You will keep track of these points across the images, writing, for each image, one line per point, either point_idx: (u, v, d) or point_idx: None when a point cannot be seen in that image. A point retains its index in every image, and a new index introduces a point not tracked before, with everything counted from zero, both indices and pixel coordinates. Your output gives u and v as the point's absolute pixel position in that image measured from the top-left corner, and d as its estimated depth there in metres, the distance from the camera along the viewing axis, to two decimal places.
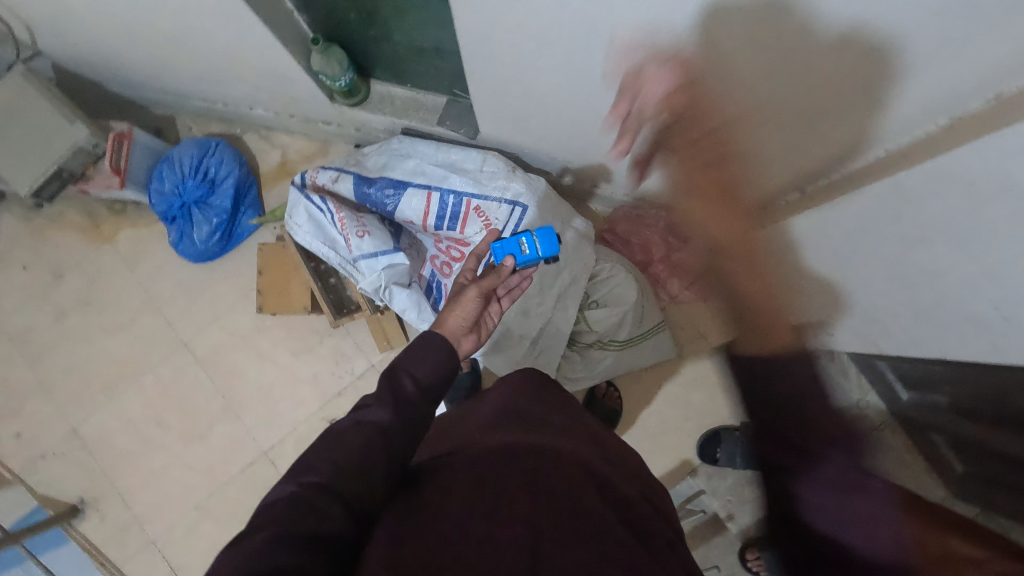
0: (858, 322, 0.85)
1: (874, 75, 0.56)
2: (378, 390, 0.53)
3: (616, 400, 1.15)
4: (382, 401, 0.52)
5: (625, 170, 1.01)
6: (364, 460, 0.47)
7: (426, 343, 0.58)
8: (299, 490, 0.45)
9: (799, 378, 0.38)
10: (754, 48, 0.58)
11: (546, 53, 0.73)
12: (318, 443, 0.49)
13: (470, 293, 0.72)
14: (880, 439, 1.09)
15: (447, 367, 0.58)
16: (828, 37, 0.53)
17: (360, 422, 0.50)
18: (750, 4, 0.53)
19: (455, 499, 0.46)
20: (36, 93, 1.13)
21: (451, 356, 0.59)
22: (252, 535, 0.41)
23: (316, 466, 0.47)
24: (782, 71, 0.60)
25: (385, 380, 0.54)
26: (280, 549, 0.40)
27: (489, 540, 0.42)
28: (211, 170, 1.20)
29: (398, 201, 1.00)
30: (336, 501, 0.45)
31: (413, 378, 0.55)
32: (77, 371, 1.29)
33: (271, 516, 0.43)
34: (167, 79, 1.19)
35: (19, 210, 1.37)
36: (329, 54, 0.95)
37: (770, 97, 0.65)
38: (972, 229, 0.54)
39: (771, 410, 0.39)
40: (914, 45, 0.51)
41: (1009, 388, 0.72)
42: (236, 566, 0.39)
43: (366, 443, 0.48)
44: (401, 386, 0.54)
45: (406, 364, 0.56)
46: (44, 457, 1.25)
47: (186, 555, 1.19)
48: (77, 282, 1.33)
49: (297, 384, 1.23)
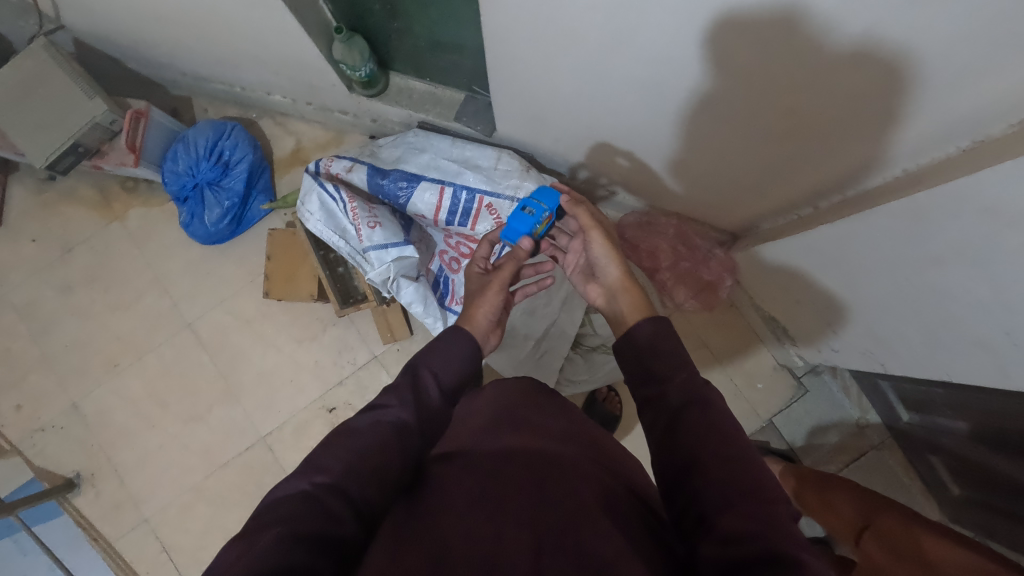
0: (861, 340, 0.86)
1: (894, 86, 0.54)
2: (401, 388, 0.58)
3: (616, 405, 1.14)
4: (403, 402, 0.57)
5: (639, 176, 1.02)
6: (378, 460, 0.51)
7: (450, 347, 0.64)
8: (311, 490, 0.47)
9: (666, 347, 0.56)
10: (773, 56, 0.58)
11: (570, 56, 0.73)
12: (330, 439, 0.52)
13: (495, 289, 0.75)
14: (879, 459, 1.09)
15: (466, 370, 0.64)
16: (842, 48, 0.53)
17: (379, 421, 0.54)
18: (768, 17, 0.53)
19: (458, 502, 0.47)
20: (57, 66, 1.13)
21: (473, 360, 0.65)
22: (262, 533, 0.43)
23: (328, 466, 0.49)
24: (796, 83, 0.60)
25: (408, 376, 0.60)
26: (287, 548, 0.42)
27: (494, 536, 0.43)
28: (225, 153, 1.20)
29: (411, 193, 1.00)
30: (345, 503, 0.47)
31: (435, 379, 0.61)
32: (81, 346, 1.29)
33: (281, 513, 0.45)
34: (186, 60, 1.20)
35: (32, 182, 1.37)
36: (351, 44, 0.95)
37: (785, 108, 0.65)
38: (988, 252, 0.54)
39: (647, 373, 0.55)
40: (932, 60, 0.49)
41: (1012, 416, 0.72)
42: (245, 562, 0.41)
43: (383, 449, 0.52)
44: (424, 385, 0.59)
45: (429, 362, 0.62)
46: (43, 430, 1.26)
47: (179, 535, 1.20)
48: (85, 257, 1.33)
49: (298, 371, 1.24)
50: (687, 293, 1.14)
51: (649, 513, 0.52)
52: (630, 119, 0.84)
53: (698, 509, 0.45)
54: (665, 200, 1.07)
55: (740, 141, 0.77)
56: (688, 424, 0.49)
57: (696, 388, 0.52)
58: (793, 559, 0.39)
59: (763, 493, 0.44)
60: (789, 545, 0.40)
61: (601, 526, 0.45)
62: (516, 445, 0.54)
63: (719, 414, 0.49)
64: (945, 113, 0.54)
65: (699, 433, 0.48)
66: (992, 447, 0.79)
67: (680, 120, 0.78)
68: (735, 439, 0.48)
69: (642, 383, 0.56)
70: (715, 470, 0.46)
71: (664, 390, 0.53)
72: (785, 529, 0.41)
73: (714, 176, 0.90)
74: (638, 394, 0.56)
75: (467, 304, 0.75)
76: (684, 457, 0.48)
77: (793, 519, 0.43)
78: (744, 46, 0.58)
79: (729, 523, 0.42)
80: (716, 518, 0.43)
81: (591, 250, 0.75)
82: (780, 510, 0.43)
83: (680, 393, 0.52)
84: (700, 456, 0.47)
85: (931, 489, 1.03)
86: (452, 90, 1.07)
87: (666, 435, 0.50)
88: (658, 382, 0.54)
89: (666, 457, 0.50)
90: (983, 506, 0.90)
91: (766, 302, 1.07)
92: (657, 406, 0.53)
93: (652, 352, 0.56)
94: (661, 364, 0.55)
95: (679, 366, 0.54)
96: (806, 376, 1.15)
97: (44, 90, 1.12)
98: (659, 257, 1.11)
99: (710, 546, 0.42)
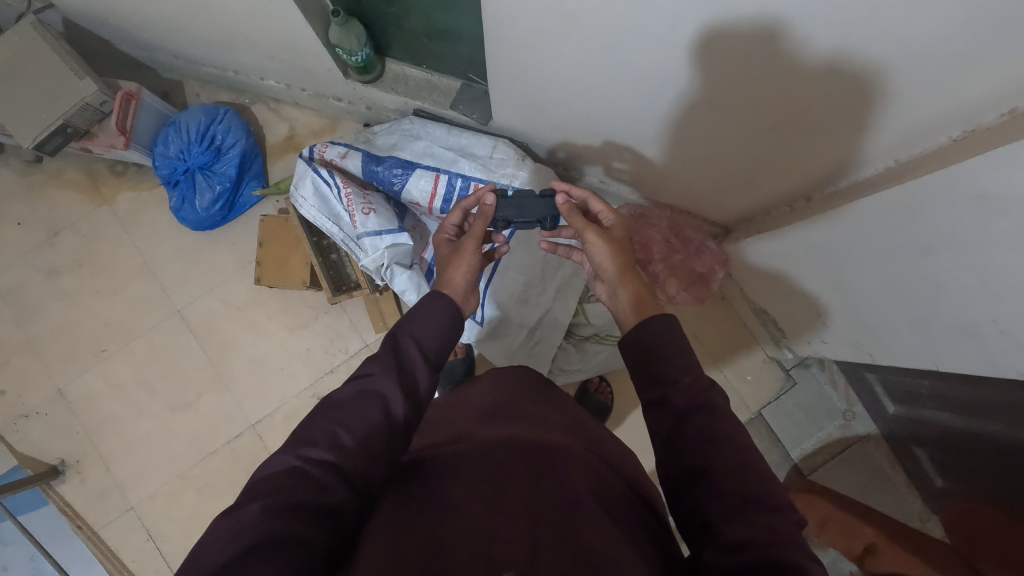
0: (849, 331, 0.87)
1: (879, 75, 0.55)
2: (381, 355, 0.56)
3: (608, 395, 1.15)
4: (385, 368, 0.55)
5: (634, 166, 1.02)
6: (363, 431, 0.50)
7: (431, 311, 0.61)
8: (299, 464, 0.47)
9: (672, 348, 0.55)
10: (758, 49, 0.59)
11: (569, 43, 0.72)
12: (315, 413, 0.52)
13: (468, 247, 0.73)
14: (865, 451, 1.11)
15: (449, 332, 0.62)
16: (826, 41, 0.54)
17: (363, 389, 0.53)
18: (752, 12, 0.54)
19: (458, 493, 0.47)
20: (46, 46, 1.11)
21: (454, 320, 0.63)
22: (247, 506, 0.43)
23: (315, 438, 0.49)
24: (780, 76, 0.61)
25: (389, 344, 0.57)
26: (275, 521, 0.42)
27: (494, 532, 0.42)
28: (218, 137, 1.19)
29: (406, 180, 1.01)
30: (335, 472, 0.47)
31: (417, 345, 0.58)
32: (67, 331, 1.27)
33: (269, 487, 0.45)
34: (179, 41, 1.18)
35: (18, 164, 1.34)
36: (348, 28, 0.94)
37: (770, 100, 0.66)
38: (979, 242, 0.55)
39: (654, 375, 0.55)
40: (917, 49, 0.50)
41: (998, 406, 0.73)
42: (230, 535, 0.41)
43: (368, 423, 0.51)
44: (406, 352, 0.57)
45: (410, 329, 0.59)
46: (27, 416, 1.24)
47: (166, 524, 1.19)
48: (72, 241, 1.31)
49: (289, 359, 1.23)
50: (679, 286, 1.13)
51: (647, 509, 0.53)
52: (626, 110, 0.84)
53: (703, 517, 0.46)
54: (659, 192, 1.08)
55: (730, 134, 0.77)
56: (696, 426, 0.49)
57: (704, 390, 0.51)
58: (797, 567, 0.40)
59: (768, 501, 0.44)
60: (795, 554, 0.41)
61: (592, 515, 0.46)
62: (514, 437, 0.54)
63: (725, 417, 0.49)
64: (936, 101, 0.55)
65: (705, 440, 0.48)
66: (977, 439, 0.81)
67: (675, 111, 0.78)
68: (741, 447, 0.48)
69: (648, 386, 0.55)
70: (721, 477, 0.46)
71: (670, 393, 0.52)
72: (791, 538, 0.42)
73: (707, 169, 0.90)
74: (644, 395, 0.55)
75: (444, 266, 0.73)
76: (690, 464, 0.48)
77: (797, 527, 0.44)
78: (731, 37, 0.59)
79: (735, 533, 0.43)
80: (723, 525, 0.44)
81: (589, 251, 0.74)
82: (787, 519, 0.44)
83: (686, 398, 0.51)
84: (707, 462, 0.47)
85: (917, 481, 1.05)
86: (449, 77, 1.06)
87: (672, 436, 0.50)
88: (663, 386, 0.53)
89: (670, 458, 0.50)
90: (968, 499, 0.92)
91: (757, 295, 1.08)
92: (660, 405, 0.53)
93: (657, 353, 0.55)
94: (669, 365, 0.54)
95: (687, 368, 0.53)
96: (794, 368, 1.16)
97: (33, 69, 1.10)
98: (653, 249, 1.09)
99: (715, 553, 0.43)
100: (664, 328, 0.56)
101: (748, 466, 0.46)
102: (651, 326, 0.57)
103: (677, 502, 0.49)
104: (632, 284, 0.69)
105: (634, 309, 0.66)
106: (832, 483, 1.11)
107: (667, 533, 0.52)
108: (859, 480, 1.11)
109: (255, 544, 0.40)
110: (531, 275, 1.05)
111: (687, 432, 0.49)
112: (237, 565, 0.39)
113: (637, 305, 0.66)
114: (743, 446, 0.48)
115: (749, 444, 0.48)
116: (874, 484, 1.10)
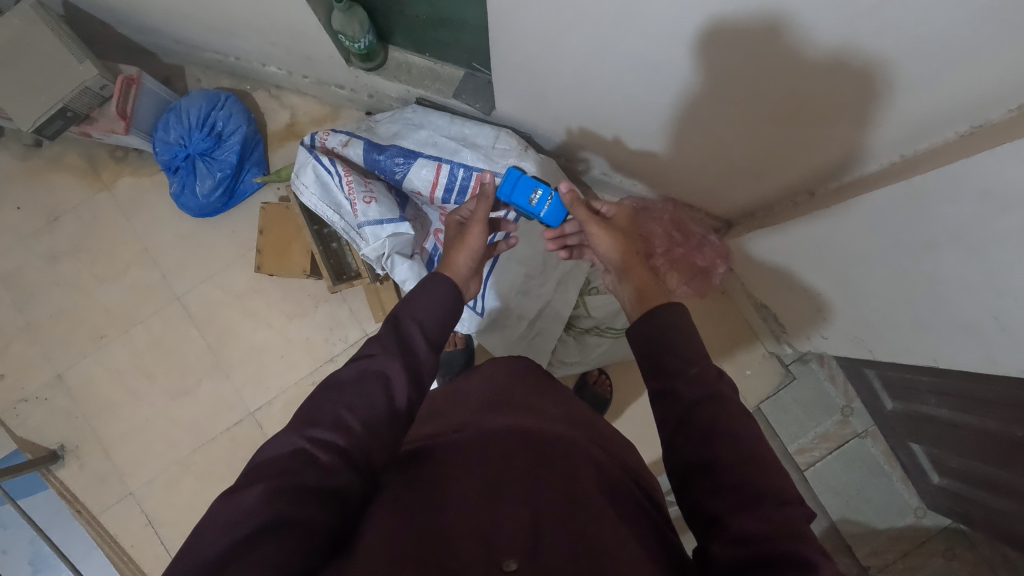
0: (849, 327, 0.87)
1: (884, 67, 0.55)
2: (384, 337, 0.56)
3: (605, 387, 1.14)
4: (387, 350, 0.55)
5: (637, 157, 1.01)
6: (369, 413, 0.50)
7: (432, 294, 0.62)
8: (304, 445, 0.47)
9: (679, 338, 0.55)
10: (761, 41, 0.59)
11: (573, 32, 0.72)
12: (319, 393, 0.52)
13: (473, 231, 0.74)
14: (863, 447, 1.11)
15: (450, 315, 0.62)
16: (833, 31, 0.53)
17: (366, 370, 0.53)
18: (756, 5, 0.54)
19: (464, 481, 0.47)
20: (46, 29, 1.10)
21: (456, 304, 0.63)
22: (251, 487, 0.43)
23: (320, 419, 0.49)
24: (783, 70, 0.61)
25: (392, 326, 0.58)
26: (279, 503, 0.42)
27: (499, 521, 0.42)
28: (218, 124, 1.18)
29: (408, 169, 1.00)
30: (341, 455, 0.47)
31: (421, 329, 0.59)
32: (66, 316, 1.27)
33: (272, 468, 0.45)
34: (180, 26, 1.17)
35: (17, 147, 1.33)
36: (351, 14, 0.93)
37: (772, 92, 0.66)
38: (985, 237, 0.54)
39: (658, 367, 0.55)
40: (923, 42, 0.49)
41: (999, 403, 0.73)
42: (232, 517, 0.41)
43: (372, 405, 0.51)
44: (409, 335, 0.57)
45: (411, 312, 0.60)
46: (27, 401, 1.24)
47: (164, 509, 1.19)
48: (72, 226, 1.30)
49: (288, 348, 1.23)
50: (679, 279, 1.11)
51: (648, 500, 0.54)
52: (631, 102, 0.84)
53: (712, 509, 0.46)
54: (662, 185, 1.07)
55: (732, 126, 0.77)
56: (704, 416, 0.49)
57: (711, 380, 0.52)
58: (805, 562, 0.40)
59: (778, 494, 0.44)
60: (804, 548, 0.40)
61: (595, 503, 0.46)
62: (517, 425, 0.54)
63: (731, 409, 0.49)
64: (942, 94, 0.54)
65: (714, 432, 0.48)
66: (976, 436, 0.81)
67: (680, 103, 0.78)
68: (749, 439, 0.47)
69: (654, 374, 0.55)
70: (727, 470, 0.46)
71: (679, 384, 0.53)
72: (799, 530, 0.42)
73: (711, 162, 0.90)
74: (651, 384, 0.56)
75: (447, 251, 0.73)
76: (698, 456, 0.48)
77: (806, 520, 0.44)
78: (733, 27, 0.59)
79: (743, 525, 0.43)
80: (730, 518, 0.44)
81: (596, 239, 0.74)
82: (795, 512, 0.43)
83: (693, 388, 0.52)
84: (716, 456, 0.47)
85: (913, 477, 1.06)
86: (451, 66, 1.05)
87: (681, 425, 0.50)
88: (669, 376, 0.54)
89: (677, 450, 0.50)
90: (967, 496, 0.92)
91: (759, 290, 1.08)
92: (670, 396, 0.53)
93: (665, 343, 0.56)
94: (677, 356, 0.54)
95: (693, 359, 0.53)
96: (794, 364, 1.16)
97: (33, 52, 1.09)
98: (655, 241, 1.07)
99: (723, 546, 0.43)
100: (676, 315, 0.57)
101: (757, 459, 0.46)
102: (663, 316, 0.57)
103: (686, 494, 0.49)
104: (641, 273, 0.68)
105: (643, 297, 0.65)
106: (828, 477, 1.12)
107: (667, 524, 0.52)
108: (854, 476, 1.11)
109: (257, 528, 0.40)
110: (532, 266, 1.06)
111: (699, 422, 0.49)
112: (240, 547, 0.39)
113: (648, 293, 0.66)
114: (751, 438, 0.48)
115: (757, 436, 0.48)
116: (869, 479, 1.11)
